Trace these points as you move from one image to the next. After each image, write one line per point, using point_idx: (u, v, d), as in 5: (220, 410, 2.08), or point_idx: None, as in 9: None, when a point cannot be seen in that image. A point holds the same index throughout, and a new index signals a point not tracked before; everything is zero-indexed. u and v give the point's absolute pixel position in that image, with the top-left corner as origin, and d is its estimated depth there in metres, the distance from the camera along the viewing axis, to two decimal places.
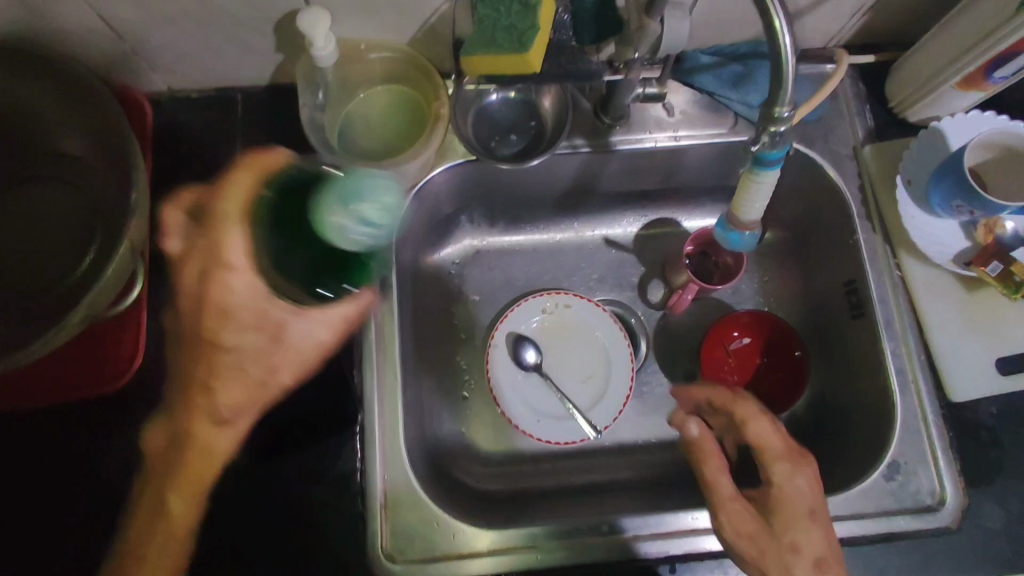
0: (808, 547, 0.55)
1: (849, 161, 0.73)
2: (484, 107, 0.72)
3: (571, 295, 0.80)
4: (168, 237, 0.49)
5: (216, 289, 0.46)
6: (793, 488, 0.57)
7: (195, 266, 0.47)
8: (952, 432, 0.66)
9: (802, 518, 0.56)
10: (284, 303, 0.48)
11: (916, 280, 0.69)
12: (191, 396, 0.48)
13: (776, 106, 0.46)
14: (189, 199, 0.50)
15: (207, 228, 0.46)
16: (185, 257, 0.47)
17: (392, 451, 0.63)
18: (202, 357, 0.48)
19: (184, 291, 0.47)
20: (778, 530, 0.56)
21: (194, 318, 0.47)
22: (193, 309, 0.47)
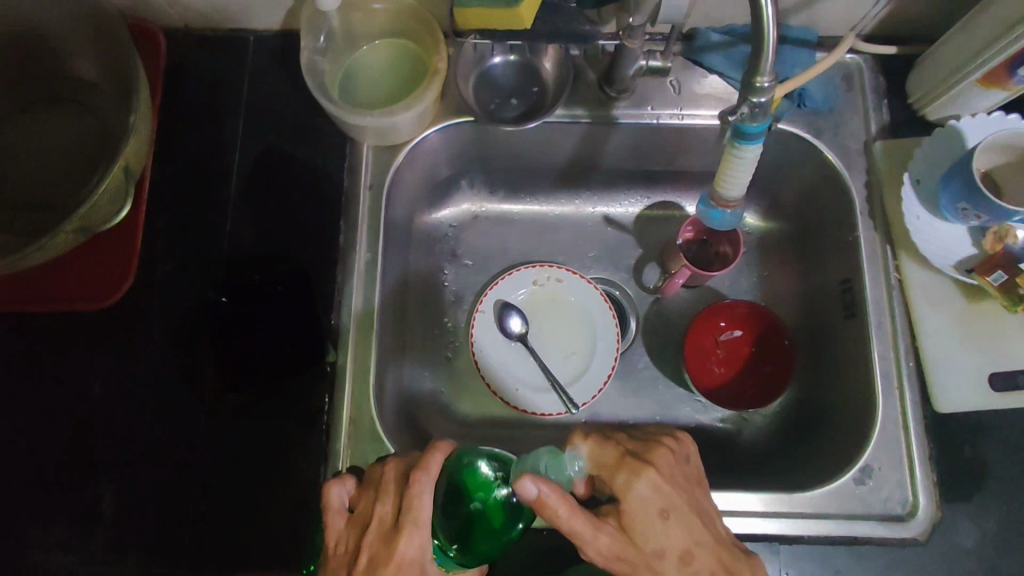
0: (670, 544, 0.52)
1: (858, 155, 0.70)
2: (487, 70, 0.72)
3: (563, 269, 0.79)
4: (335, 518, 0.55)
5: (392, 539, 0.51)
6: (633, 498, 0.52)
7: (357, 526, 0.54)
8: (933, 442, 0.64)
9: (657, 519, 0.52)
10: (404, 539, 0.50)
11: (914, 284, 0.67)
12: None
13: (756, 75, 0.46)
14: (346, 486, 0.56)
15: (389, 487, 0.53)
16: (359, 499, 0.56)
17: (360, 396, 0.62)
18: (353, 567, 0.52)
19: (349, 530, 0.54)
20: (637, 537, 0.52)
21: (369, 543, 0.52)
22: (352, 540, 0.53)
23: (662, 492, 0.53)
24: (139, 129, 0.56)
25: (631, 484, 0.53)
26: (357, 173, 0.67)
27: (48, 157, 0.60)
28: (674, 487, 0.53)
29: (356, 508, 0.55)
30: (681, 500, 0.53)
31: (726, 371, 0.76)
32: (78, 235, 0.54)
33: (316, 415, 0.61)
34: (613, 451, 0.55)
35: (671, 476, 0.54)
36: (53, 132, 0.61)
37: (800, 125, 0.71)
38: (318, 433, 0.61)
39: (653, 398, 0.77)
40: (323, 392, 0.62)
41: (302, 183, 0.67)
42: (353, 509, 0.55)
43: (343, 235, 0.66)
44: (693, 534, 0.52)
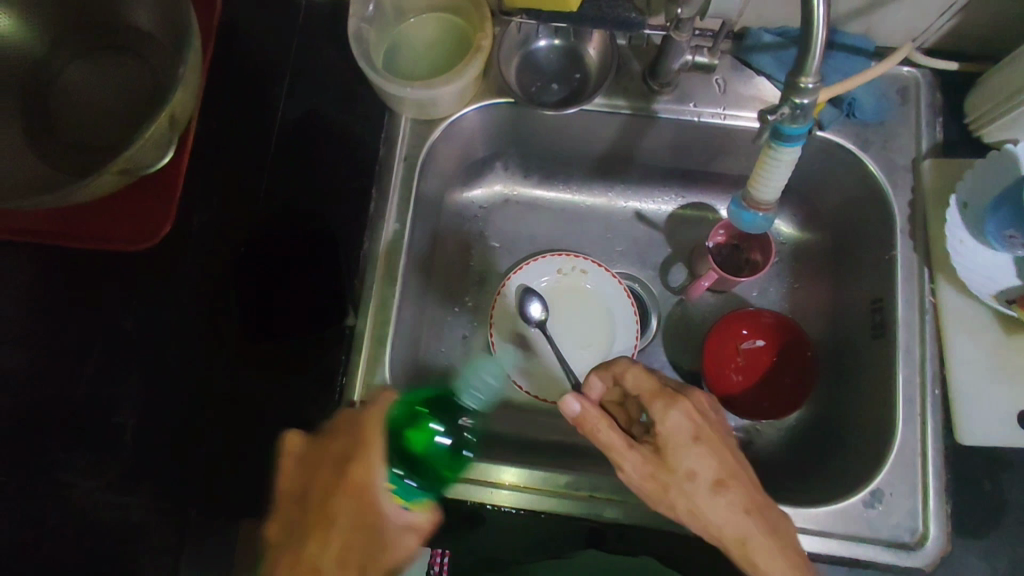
0: (703, 468, 0.50)
1: (905, 172, 0.68)
2: (531, 53, 0.72)
3: (589, 260, 0.79)
4: (281, 480, 0.49)
5: (342, 490, 0.45)
6: (668, 424, 0.50)
7: (303, 484, 0.48)
8: (951, 474, 0.61)
9: (689, 443, 0.50)
10: (358, 468, 0.45)
11: (950, 310, 0.64)
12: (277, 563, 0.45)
13: (801, 75, 0.44)
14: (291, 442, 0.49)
15: (346, 441, 0.47)
16: (304, 460, 0.49)
17: (376, 362, 0.64)
18: (295, 521, 0.46)
19: (297, 490, 0.48)
20: (666, 456, 0.50)
21: (315, 499, 0.46)
22: (298, 496, 0.47)
23: (696, 417, 0.51)
24: (188, 80, 0.57)
25: (665, 408, 0.51)
26: (393, 144, 0.69)
27: (107, 104, 0.63)
28: (706, 416, 0.51)
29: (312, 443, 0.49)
30: (710, 427, 0.51)
31: (743, 380, 0.75)
32: (122, 177, 0.55)
33: (332, 375, 0.64)
34: (658, 378, 0.53)
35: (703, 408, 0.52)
36: (111, 79, 0.63)
37: (846, 136, 0.68)
38: (331, 392, 0.63)
39: None
40: (342, 355, 0.64)
41: (340, 150, 0.69)
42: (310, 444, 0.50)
43: (373, 204, 0.67)
44: (722, 460, 0.50)
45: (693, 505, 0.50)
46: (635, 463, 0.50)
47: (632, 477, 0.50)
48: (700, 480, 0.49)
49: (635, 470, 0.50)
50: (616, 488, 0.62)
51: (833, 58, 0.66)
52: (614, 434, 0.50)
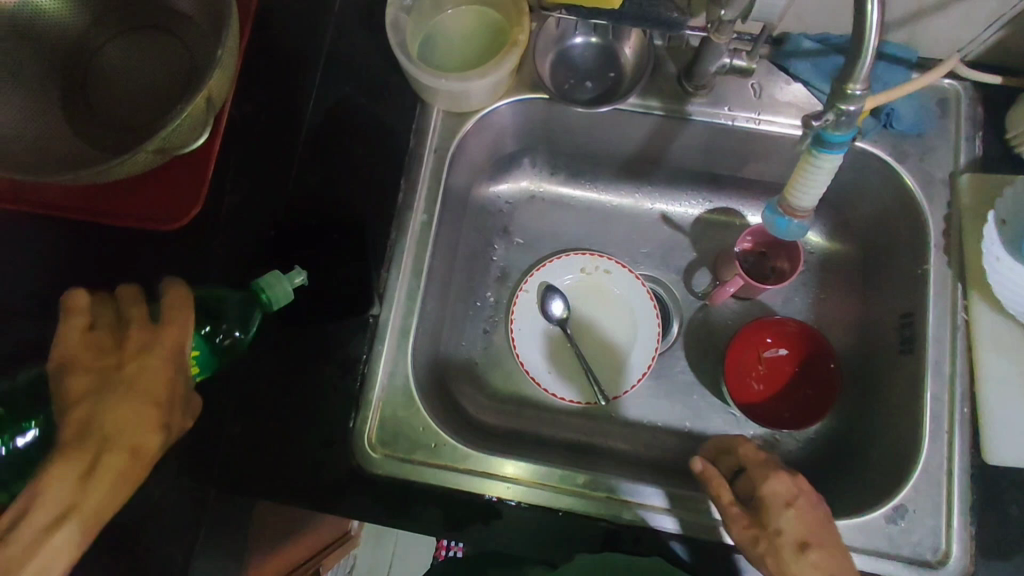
0: (789, 528, 0.53)
1: (941, 186, 0.67)
2: (566, 49, 0.71)
3: (612, 261, 0.78)
4: (70, 373, 0.42)
5: (151, 370, 0.43)
6: (768, 486, 0.55)
7: (102, 365, 0.43)
8: (977, 494, 0.60)
9: (782, 507, 0.54)
10: (174, 323, 0.45)
11: (983, 328, 0.63)
12: (87, 447, 0.40)
13: (847, 82, 0.44)
14: (80, 304, 0.43)
15: (157, 331, 0.44)
16: (92, 335, 0.43)
17: (399, 349, 0.66)
18: (122, 402, 0.41)
19: (86, 371, 0.42)
20: (764, 518, 0.54)
21: (149, 386, 0.42)
22: (101, 377, 0.42)
23: (794, 488, 0.55)
24: (226, 64, 0.54)
25: (768, 475, 0.56)
26: (424, 136, 0.70)
27: (133, 82, 0.61)
28: (811, 494, 0.55)
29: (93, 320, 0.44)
30: (808, 500, 0.55)
31: (764, 389, 0.74)
32: (158, 156, 0.53)
33: (354, 363, 0.64)
34: (769, 459, 0.59)
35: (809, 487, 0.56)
36: (148, 61, 0.61)
37: (883, 147, 0.67)
38: (354, 379, 0.64)
39: (685, 405, 0.76)
40: (364, 342, 0.65)
41: (369, 139, 0.69)
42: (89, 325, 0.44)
43: (402, 194, 0.70)
44: (815, 529, 0.53)
45: (781, 568, 0.51)
46: (734, 520, 0.55)
47: (735, 537, 0.55)
48: (788, 540, 0.52)
49: (733, 524, 0.55)
50: (631, 487, 0.63)
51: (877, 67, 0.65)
52: (722, 490, 0.56)
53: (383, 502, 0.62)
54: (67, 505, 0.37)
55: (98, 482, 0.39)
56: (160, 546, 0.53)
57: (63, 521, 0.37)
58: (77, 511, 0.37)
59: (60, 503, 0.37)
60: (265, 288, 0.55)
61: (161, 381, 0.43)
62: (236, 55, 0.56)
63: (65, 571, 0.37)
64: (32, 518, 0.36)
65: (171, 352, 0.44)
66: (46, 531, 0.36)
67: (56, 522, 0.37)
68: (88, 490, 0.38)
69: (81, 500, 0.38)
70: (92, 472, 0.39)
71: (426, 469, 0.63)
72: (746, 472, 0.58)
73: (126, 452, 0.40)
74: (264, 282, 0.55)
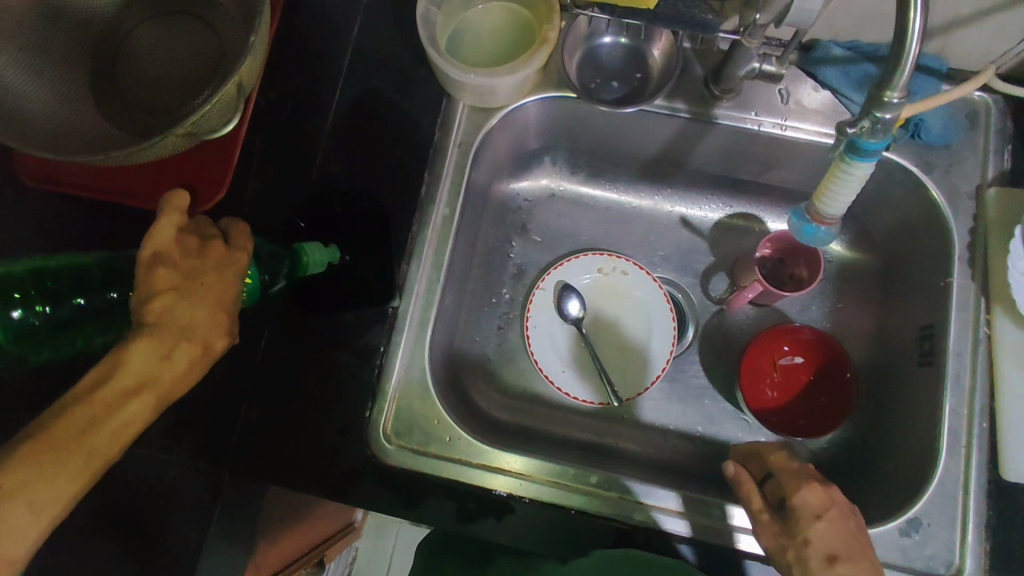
0: (819, 541, 0.53)
1: (967, 199, 0.66)
2: (595, 48, 0.71)
3: (630, 262, 0.78)
4: (161, 265, 0.46)
5: (225, 283, 0.50)
6: (801, 496, 0.55)
7: (188, 266, 0.48)
8: (992, 510, 0.60)
9: (813, 519, 0.54)
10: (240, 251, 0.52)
11: (1005, 343, 0.63)
12: (167, 333, 0.45)
13: (886, 89, 0.44)
14: (183, 206, 0.48)
15: (231, 252, 0.51)
16: (181, 237, 0.48)
17: (417, 342, 0.66)
18: (203, 304, 0.48)
19: (174, 267, 0.47)
20: (793, 528, 0.54)
21: (219, 297, 0.49)
22: (184, 278, 0.47)
23: (825, 500, 0.55)
24: (256, 51, 0.53)
25: (800, 485, 0.55)
26: (449, 130, 0.70)
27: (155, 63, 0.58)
28: (843, 504, 0.55)
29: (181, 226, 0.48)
30: (839, 511, 0.54)
31: (778, 397, 0.74)
32: (187, 139, 0.52)
33: (371, 354, 0.65)
34: (803, 468, 0.58)
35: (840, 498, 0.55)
36: (175, 42, 0.59)
37: (910, 157, 0.67)
38: (371, 370, 0.64)
39: (699, 410, 0.76)
40: (382, 333, 0.65)
41: (395, 132, 0.70)
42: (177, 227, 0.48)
43: (425, 185, 0.69)
44: (845, 541, 0.53)
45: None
46: (764, 526, 0.56)
47: (763, 543, 0.56)
48: (816, 551, 0.52)
49: (762, 533, 0.56)
50: (646, 489, 0.63)
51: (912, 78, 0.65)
52: (754, 497, 0.58)
53: (397, 492, 0.63)
54: (147, 378, 0.43)
55: (174, 363, 0.45)
56: (175, 527, 0.54)
57: (139, 388, 0.43)
58: (156, 383, 0.44)
59: (141, 373, 0.43)
60: (305, 252, 0.60)
61: (227, 296, 0.50)
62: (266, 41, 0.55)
63: (135, 433, 0.43)
64: (113, 383, 0.42)
65: (240, 272, 0.51)
66: (124, 398, 0.42)
67: (131, 392, 0.42)
68: (167, 368, 0.44)
69: (158, 376, 0.44)
70: (171, 354, 0.45)
71: (440, 463, 0.63)
72: (776, 477, 0.58)
73: (198, 347, 0.47)
74: (305, 247, 0.60)
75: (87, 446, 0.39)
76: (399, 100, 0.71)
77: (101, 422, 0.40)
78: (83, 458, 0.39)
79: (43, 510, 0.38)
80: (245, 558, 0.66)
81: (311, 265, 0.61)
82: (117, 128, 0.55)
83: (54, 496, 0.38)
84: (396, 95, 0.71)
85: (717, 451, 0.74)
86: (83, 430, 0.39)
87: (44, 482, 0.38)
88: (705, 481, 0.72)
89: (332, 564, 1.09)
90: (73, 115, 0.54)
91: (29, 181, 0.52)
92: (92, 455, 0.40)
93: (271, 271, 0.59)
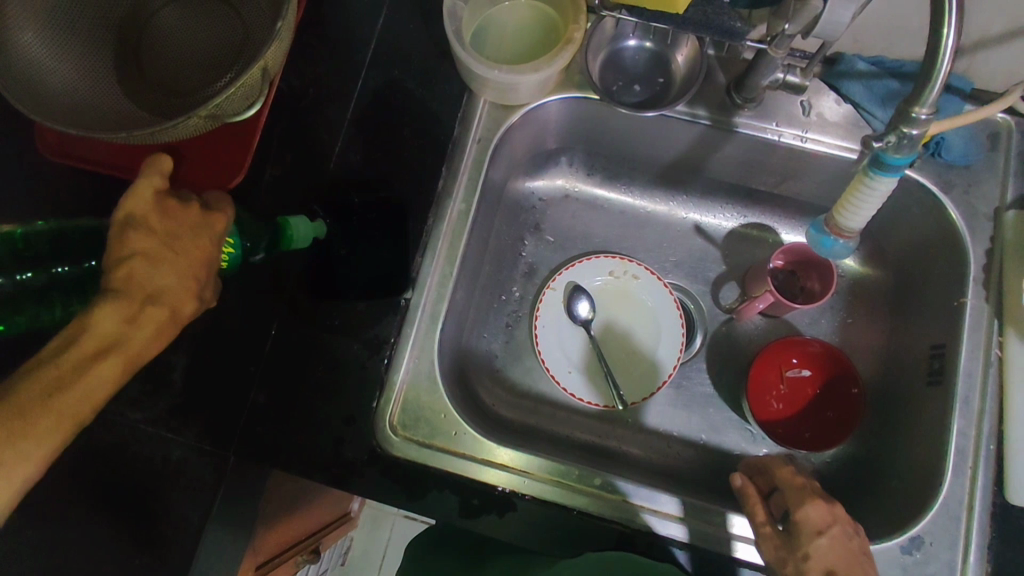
0: (818, 556, 0.52)
1: (985, 220, 0.66)
2: (618, 51, 0.71)
3: (642, 267, 0.78)
4: (135, 229, 0.46)
5: (200, 246, 0.49)
6: (805, 513, 0.55)
7: (164, 227, 0.48)
8: (995, 532, 0.60)
9: (814, 535, 0.53)
10: (217, 217, 0.51)
11: (1016, 367, 0.62)
12: (132, 298, 0.45)
13: (914, 105, 0.44)
14: (164, 169, 0.48)
15: (208, 217, 0.50)
16: (160, 201, 0.48)
17: (426, 338, 0.65)
18: (174, 267, 0.47)
19: (148, 229, 0.47)
20: (795, 543, 0.54)
21: (191, 262, 0.49)
22: (159, 241, 0.47)
23: (828, 517, 0.54)
24: (283, 38, 0.53)
25: (803, 501, 0.56)
26: (469, 125, 0.69)
27: (179, 44, 0.58)
28: (846, 522, 0.55)
29: (158, 191, 0.48)
30: (842, 530, 0.54)
31: (784, 408, 0.74)
32: (209, 123, 0.52)
33: (381, 345, 0.65)
34: (809, 484, 0.58)
35: (837, 509, 0.55)
36: (199, 24, 0.59)
37: (929, 176, 0.67)
38: (380, 361, 0.64)
39: (704, 417, 0.76)
40: (393, 325, 0.65)
41: (415, 126, 0.70)
42: (155, 189, 0.47)
43: (442, 181, 0.68)
44: (845, 559, 0.52)
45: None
46: (765, 539, 0.56)
47: (763, 555, 0.55)
48: (815, 565, 0.52)
49: (762, 544, 0.56)
50: (637, 489, 0.62)
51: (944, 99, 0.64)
52: (757, 509, 0.58)
53: (402, 483, 0.63)
54: (112, 341, 0.43)
55: (139, 327, 0.44)
56: (178, 504, 0.55)
57: (102, 352, 0.42)
58: (122, 348, 0.43)
59: (105, 338, 0.43)
60: (290, 226, 0.60)
61: (197, 267, 0.49)
62: (293, 29, 0.54)
63: (105, 395, 0.42)
64: (77, 348, 0.41)
65: (217, 236, 0.51)
66: (87, 363, 0.41)
67: (98, 354, 0.42)
68: (130, 333, 0.44)
69: (124, 340, 0.43)
70: (135, 318, 0.44)
71: (443, 457, 0.62)
72: (781, 490, 0.59)
73: (166, 311, 0.46)
74: (289, 221, 0.60)
75: (54, 408, 0.39)
76: (420, 93, 0.71)
77: (65, 386, 0.40)
78: (52, 423, 0.39)
79: (14, 473, 0.38)
80: (245, 543, 0.66)
81: (296, 240, 0.61)
82: (133, 107, 0.55)
83: (23, 459, 0.39)
84: (418, 88, 0.71)
85: (720, 460, 0.74)
86: (50, 393, 0.40)
87: (12, 445, 0.38)
88: (706, 488, 0.72)
89: (327, 552, 1.09)
90: (90, 90, 0.53)
91: (52, 156, 0.52)
92: (63, 415, 0.40)
93: (251, 242, 0.57)
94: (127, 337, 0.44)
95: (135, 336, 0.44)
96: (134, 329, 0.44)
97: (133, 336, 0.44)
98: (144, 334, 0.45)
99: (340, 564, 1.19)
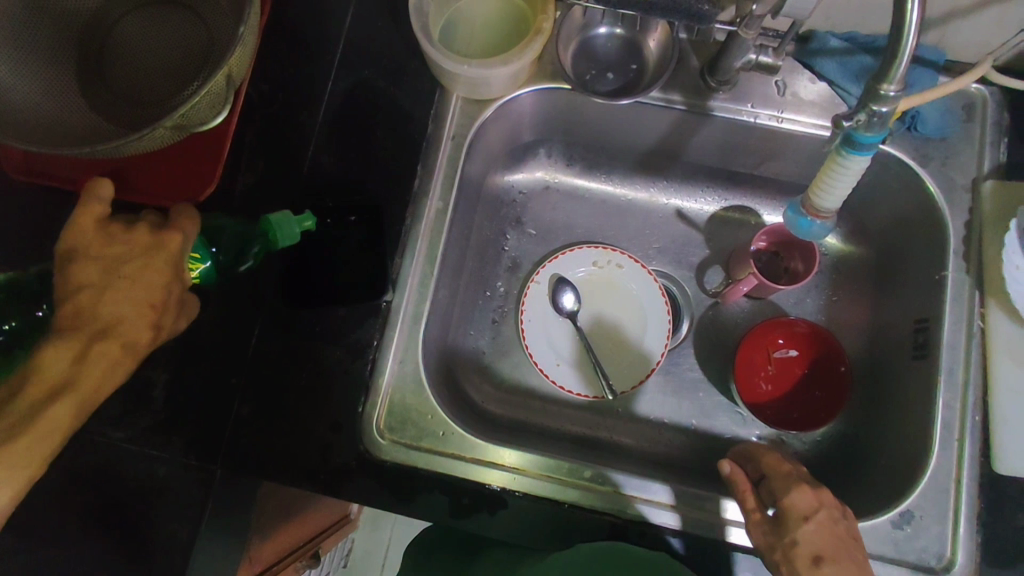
0: (806, 540, 0.52)
1: (963, 193, 0.66)
2: (590, 39, 0.71)
3: (625, 255, 0.77)
4: (77, 263, 0.45)
5: (155, 268, 0.46)
6: (795, 501, 0.55)
7: (112, 256, 0.46)
8: (985, 502, 0.60)
9: (801, 520, 0.54)
10: (172, 233, 0.48)
11: (998, 337, 0.63)
12: (83, 334, 0.43)
13: (881, 83, 0.43)
14: (100, 195, 0.47)
15: (161, 235, 0.47)
16: (103, 227, 0.46)
17: (410, 335, 0.66)
18: (127, 297, 0.45)
19: (93, 261, 0.45)
20: (781, 528, 0.54)
21: (149, 286, 0.46)
22: (102, 271, 0.45)
23: (814, 502, 0.55)
24: (246, 43, 0.51)
25: (790, 488, 0.56)
26: (442, 123, 0.70)
27: (137, 53, 0.56)
28: (833, 507, 0.54)
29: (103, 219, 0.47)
30: (828, 514, 0.54)
31: (772, 389, 0.74)
32: (176, 133, 0.51)
33: (365, 347, 0.65)
34: (795, 470, 0.58)
35: (827, 498, 0.55)
36: (156, 31, 0.56)
37: (906, 150, 0.67)
38: (364, 363, 0.64)
39: (693, 403, 0.76)
40: (374, 327, 0.65)
41: (388, 124, 0.69)
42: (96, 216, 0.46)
43: (417, 179, 0.70)
44: (832, 542, 0.52)
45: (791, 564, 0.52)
46: (755, 525, 0.56)
47: (753, 540, 0.56)
48: (802, 551, 0.52)
49: (752, 530, 0.56)
50: (635, 483, 0.63)
51: (920, 73, 0.64)
52: (747, 496, 0.58)
53: (392, 486, 0.63)
54: (63, 383, 0.41)
55: (92, 364, 0.43)
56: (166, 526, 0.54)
57: (54, 394, 0.41)
58: (74, 387, 0.42)
59: (56, 378, 0.41)
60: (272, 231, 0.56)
61: (157, 294, 0.46)
62: (257, 33, 0.53)
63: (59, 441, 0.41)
64: (27, 390, 0.40)
65: (173, 256, 0.47)
66: (44, 401, 0.41)
67: (48, 397, 0.41)
68: (81, 372, 0.42)
69: (75, 378, 0.42)
70: (85, 355, 0.42)
71: (432, 457, 0.63)
72: (769, 478, 0.58)
73: (118, 344, 0.44)
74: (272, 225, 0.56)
75: (10, 455, 0.39)
76: (391, 90, 0.70)
77: (18, 430, 0.39)
78: (12, 467, 0.39)
79: None
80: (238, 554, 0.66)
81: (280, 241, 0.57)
82: (102, 122, 0.53)
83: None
84: (389, 87, 0.70)
85: (712, 445, 0.74)
86: (2, 439, 0.39)
87: None
88: (698, 472, 0.72)
89: (328, 555, 1.10)
90: (60, 108, 0.52)
91: (21, 177, 0.53)
92: (22, 460, 0.39)
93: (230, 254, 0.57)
94: (78, 380, 0.42)
95: (82, 373, 0.42)
96: (83, 370, 0.42)
97: (82, 376, 0.42)
98: (96, 376, 0.43)
99: (342, 566, 1.20)
